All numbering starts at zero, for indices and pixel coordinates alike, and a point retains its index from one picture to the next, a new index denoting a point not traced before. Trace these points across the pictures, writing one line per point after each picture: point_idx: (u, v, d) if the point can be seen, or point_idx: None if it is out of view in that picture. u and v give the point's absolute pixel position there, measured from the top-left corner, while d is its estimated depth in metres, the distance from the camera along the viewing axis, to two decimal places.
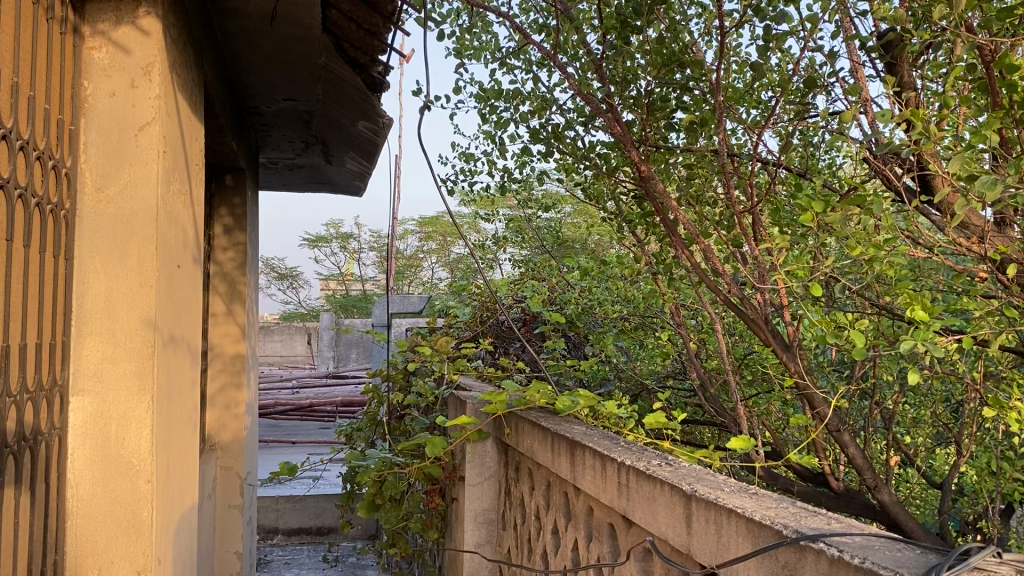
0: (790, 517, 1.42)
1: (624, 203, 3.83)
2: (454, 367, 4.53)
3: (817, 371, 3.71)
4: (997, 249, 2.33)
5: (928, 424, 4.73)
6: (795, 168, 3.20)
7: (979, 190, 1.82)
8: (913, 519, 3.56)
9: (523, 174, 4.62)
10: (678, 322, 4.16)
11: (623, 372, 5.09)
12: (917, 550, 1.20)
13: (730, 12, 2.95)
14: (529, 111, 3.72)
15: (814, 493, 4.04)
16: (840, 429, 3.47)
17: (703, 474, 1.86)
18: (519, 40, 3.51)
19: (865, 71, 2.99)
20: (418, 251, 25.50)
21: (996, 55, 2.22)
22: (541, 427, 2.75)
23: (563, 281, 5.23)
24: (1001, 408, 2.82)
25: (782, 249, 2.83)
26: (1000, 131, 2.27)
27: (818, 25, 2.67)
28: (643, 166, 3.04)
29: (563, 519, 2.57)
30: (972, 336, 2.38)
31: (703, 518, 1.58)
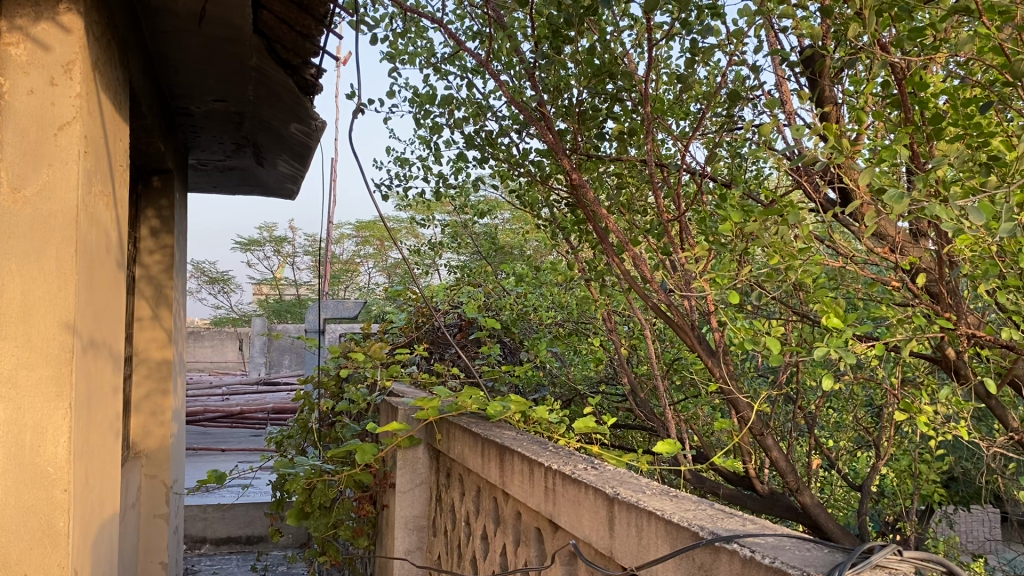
0: (707, 518, 1.46)
1: (558, 210, 3.86)
2: (387, 373, 4.51)
3: (743, 378, 3.80)
4: (908, 259, 2.42)
5: (849, 428, 4.88)
6: (721, 179, 3.28)
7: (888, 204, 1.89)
8: (834, 520, 3.67)
9: (459, 180, 4.63)
10: (610, 328, 4.22)
11: (557, 378, 5.13)
12: (826, 550, 1.24)
13: (661, 24, 3.00)
14: (463, 117, 3.73)
15: (740, 496, 4.14)
16: (763, 433, 3.56)
17: (626, 478, 1.90)
18: (453, 47, 3.52)
19: (789, 85, 3.08)
20: (355, 256, 25.34)
21: (909, 73, 2.31)
22: (472, 433, 2.75)
23: (498, 288, 5.24)
24: (913, 413, 2.92)
25: (708, 258, 2.89)
26: (912, 146, 2.36)
27: (744, 39, 2.74)
28: (575, 174, 3.08)
29: (493, 524, 2.57)
30: (886, 343, 2.47)
31: (625, 521, 1.61)
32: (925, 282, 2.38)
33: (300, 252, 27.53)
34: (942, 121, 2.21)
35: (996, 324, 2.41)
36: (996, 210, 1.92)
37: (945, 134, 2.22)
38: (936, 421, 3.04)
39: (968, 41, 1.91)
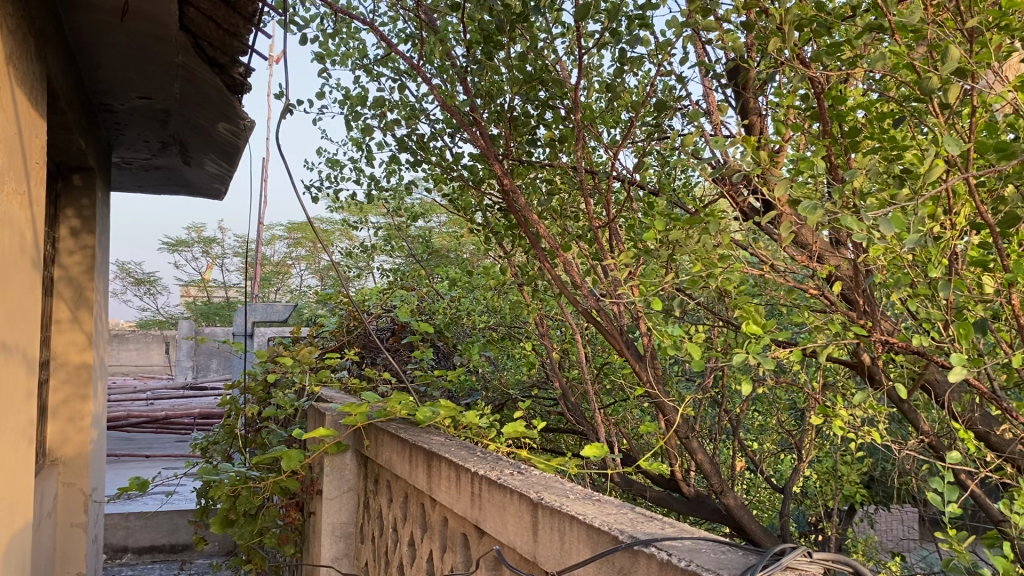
0: (628, 522, 1.47)
1: (491, 215, 3.86)
2: (316, 378, 4.45)
3: (671, 382, 3.86)
4: (826, 267, 2.49)
5: (772, 431, 4.99)
6: (650, 186, 3.33)
7: (805, 215, 1.94)
8: (755, 521, 3.75)
9: (392, 183, 4.60)
10: (542, 333, 4.23)
11: (489, 383, 5.13)
12: (740, 552, 1.27)
13: (592, 32, 3.03)
14: (396, 120, 3.71)
15: (666, 498, 4.19)
16: (689, 436, 3.61)
17: (551, 483, 1.91)
18: (385, 49, 3.49)
19: (715, 95, 3.14)
20: (287, 258, 24.96)
21: (828, 87, 2.38)
22: (399, 439, 2.74)
23: (430, 293, 5.22)
24: (831, 416, 3.00)
25: (635, 265, 2.93)
26: (831, 158, 2.43)
27: (673, 50, 2.79)
28: (506, 179, 3.08)
29: (420, 530, 2.56)
30: (805, 349, 2.53)
31: (549, 526, 1.62)
32: (842, 290, 2.45)
33: (230, 254, 26.98)
34: (857, 135, 2.30)
35: (908, 331, 2.50)
36: (907, 221, 1.99)
37: (860, 148, 2.30)
38: (853, 424, 3.13)
39: (881, 57, 1.98)
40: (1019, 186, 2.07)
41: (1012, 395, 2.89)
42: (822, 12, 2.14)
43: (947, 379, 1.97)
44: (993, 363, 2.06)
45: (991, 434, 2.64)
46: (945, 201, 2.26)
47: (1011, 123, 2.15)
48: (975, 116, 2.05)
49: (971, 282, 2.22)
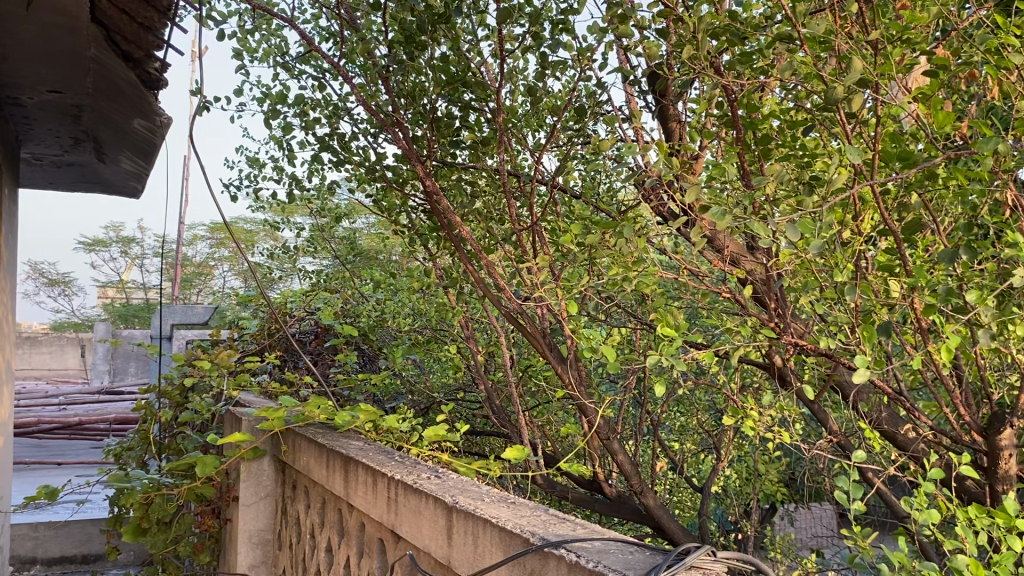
0: (540, 525, 1.48)
1: (415, 217, 3.83)
2: (234, 382, 4.34)
3: (593, 385, 3.88)
4: (741, 270, 2.54)
5: (693, 432, 5.08)
6: (574, 190, 3.35)
7: (717, 220, 1.98)
8: (674, 520, 3.80)
9: (314, 183, 4.52)
10: (467, 336, 4.21)
11: (414, 386, 5.09)
12: (647, 552, 1.29)
13: (515, 36, 3.04)
14: (317, 119, 3.64)
15: (588, 500, 4.22)
16: (610, 437, 3.65)
17: (468, 486, 1.90)
18: (307, 46, 3.43)
19: (637, 101, 3.18)
20: (210, 259, 24.40)
21: (742, 96, 2.43)
22: (317, 443, 2.69)
23: (354, 295, 5.15)
24: (747, 417, 3.07)
25: (555, 267, 2.94)
26: (747, 165, 2.48)
27: (594, 55, 2.81)
28: (429, 182, 3.06)
29: (337, 536, 2.52)
30: (721, 351, 2.58)
31: (462, 530, 1.61)
32: (755, 292, 2.50)
33: (150, 255, 26.22)
34: (770, 143, 2.35)
35: (819, 333, 2.57)
36: (814, 226, 2.05)
37: (772, 156, 2.36)
38: (768, 424, 3.21)
39: (791, 67, 2.03)
40: (919, 194, 2.15)
41: (918, 395, 3.00)
42: (735, 22, 2.18)
43: (853, 380, 2.03)
44: (896, 364, 2.13)
45: (897, 432, 2.73)
46: (853, 208, 2.33)
47: (913, 133, 2.24)
48: (880, 126, 2.13)
49: (876, 286, 2.29)
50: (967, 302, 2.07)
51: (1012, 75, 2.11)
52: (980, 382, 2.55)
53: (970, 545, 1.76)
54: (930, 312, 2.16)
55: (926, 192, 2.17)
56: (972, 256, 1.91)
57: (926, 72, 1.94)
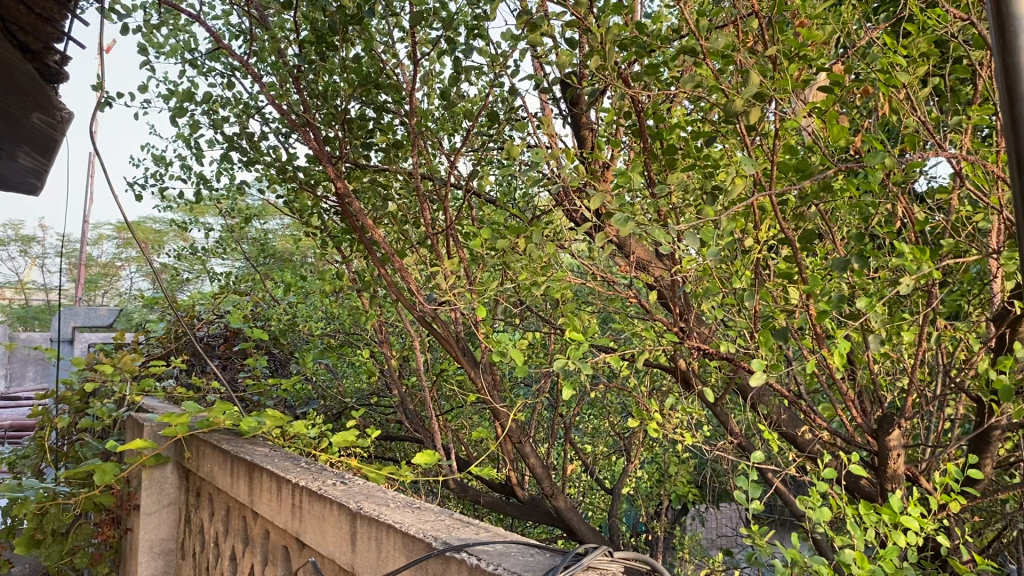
0: (443, 529, 1.48)
1: (327, 219, 3.78)
2: (137, 387, 4.20)
3: (506, 388, 3.90)
4: (648, 277, 2.58)
5: (606, 435, 5.14)
6: (488, 196, 3.35)
7: (621, 226, 2.02)
8: (584, 522, 3.84)
9: (223, 182, 4.42)
10: (381, 340, 4.18)
11: (326, 391, 5.01)
12: (546, 554, 1.31)
13: (428, 40, 3.03)
14: (227, 117, 3.56)
15: (498, 502, 4.16)
16: (522, 441, 3.66)
17: (373, 492, 1.88)
18: (216, 43, 3.36)
19: (552, 109, 3.21)
20: (116, 259, 23.57)
21: (651, 107, 2.48)
22: (222, 450, 2.64)
23: (264, 298, 5.04)
24: (654, 420, 3.13)
25: (467, 272, 2.94)
26: (654, 173, 2.53)
27: (507, 61, 2.83)
28: (341, 184, 3.02)
29: (241, 544, 2.47)
30: (628, 355, 2.62)
31: (366, 535, 1.60)
32: (661, 298, 2.56)
33: (52, 254, 25.15)
34: (676, 153, 2.41)
35: (722, 338, 2.64)
36: (715, 234, 2.10)
37: (678, 165, 2.42)
38: (676, 427, 3.28)
39: (695, 79, 2.09)
40: (815, 204, 2.24)
41: (816, 399, 3.11)
42: (643, 34, 2.24)
43: (750, 383, 2.12)
44: (792, 368, 2.21)
45: (796, 434, 2.83)
46: (755, 218, 2.40)
47: (810, 147, 2.33)
48: (779, 140, 2.20)
49: (775, 292, 2.38)
50: (858, 309, 2.16)
51: (900, 93, 2.22)
52: (872, 385, 2.66)
53: (857, 542, 1.83)
54: (824, 317, 2.23)
55: (821, 202, 2.26)
56: (863, 264, 2.00)
57: (821, 86, 2.02)
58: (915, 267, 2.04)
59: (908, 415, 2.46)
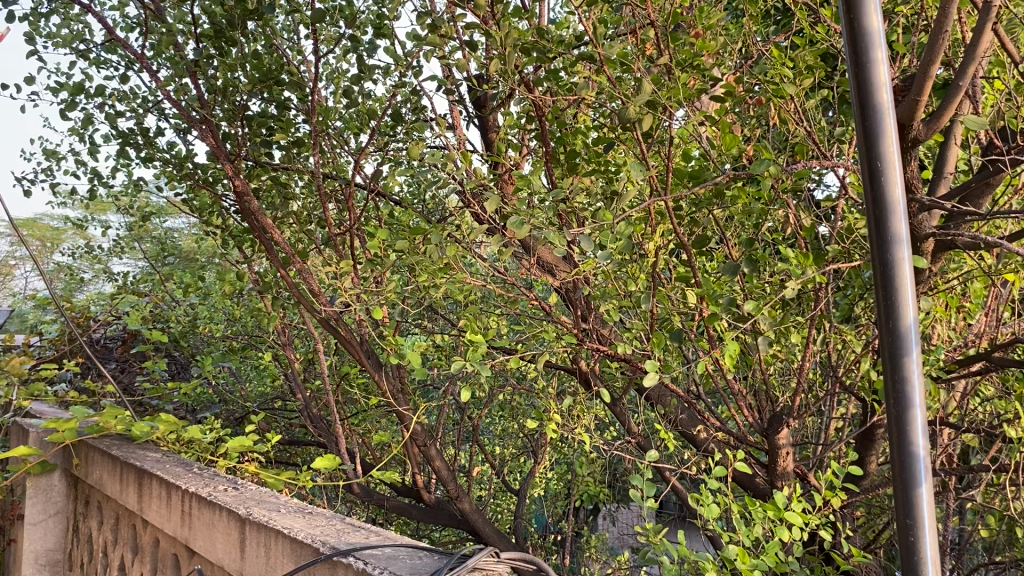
0: (332, 534, 1.47)
1: (227, 219, 3.67)
2: (24, 393, 4.01)
3: (411, 391, 3.86)
4: (548, 279, 2.60)
5: (513, 436, 5.16)
6: (393, 197, 3.31)
7: (516, 228, 2.02)
8: (488, 524, 3.83)
9: (119, 179, 4.25)
10: (283, 343, 4.09)
11: (227, 395, 4.88)
12: (434, 557, 1.32)
13: (331, 37, 2.97)
14: (121, 111, 3.43)
15: (404, 506, 4.09)
16: (427, 444, 3.64)
17: (265, 497, 1.85)
18: (109, 34, 3.23)
19: (458, 108, 3.18)
20: (9, 258, 22.49)
21: (553, 112, 2.49)
22: (111, 456, 2.54)
23: (163, 299, 4.88)
24: (557, 420, 3.16)
25: (368, 273, 2.91)
26: (556, 177, 2.54)
27: (411, 60, 2.79)
28: (239, 183, 2.95)
29: (130, 553, 2.38)
30: (530, 357, 2.63)
31: (255, 541, 1.57)
32: (560, 301, 2.58)
33: None
34: (577, 158, 2.43)
35: (621, 340, 2.69)
36: (611, 238, 2.13)
37: (579, 170, 2.43)
38: (578, 428, 3.31)
39: (595, 85, 2.11)
40: (710, 210, 2.30)
41: (713, 400, 3.19)
42: (543, 39, 2.24)
43: (644, 384, 2.17)
44: (685, 369, 2.26)
45: (692, 434, 2.90)
46: (652, 223, 2.44)
47: (706, 154, 2.38)
48: (675, 147, 2.24)
49: (671, 295, 2.43)
50: (747, 312, 2.22)
51: (788, 104, 2.30)
52: (764, 387, 2.74)
53: (744, 538, 1.89)
54: (716, 320, 2.29)
55: (715, 208, 2.33)
56: (752, 269, 2.07)
57: (714, 96, 2.07)
58: (800, 272, 2.12)
59: (796, 415, 2.55)
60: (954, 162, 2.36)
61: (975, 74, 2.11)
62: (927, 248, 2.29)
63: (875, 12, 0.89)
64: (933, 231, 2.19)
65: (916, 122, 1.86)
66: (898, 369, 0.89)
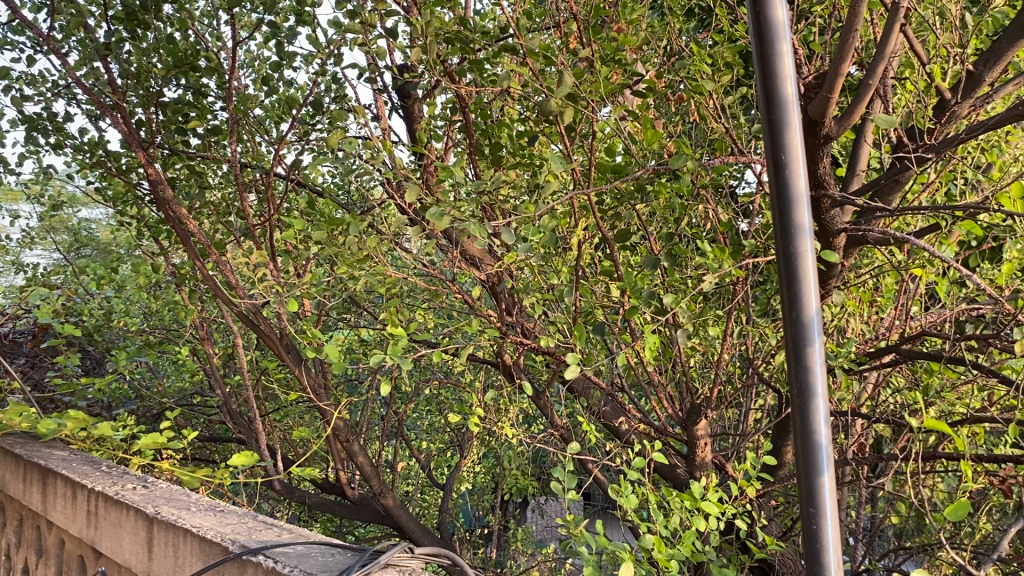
0: (244, 532, 1.44)
1: (142, 209, 3.55)
2: None
3: (334, 385, 3.79)
4: (472, 273, 2.58)
5: (440, 431, 5.12)
6: (316, 187, 3.24)
7: (436, 219, 1.99)
8: (412, 519, 3.79)
9: (28, 166, 4.07)
10: (201, 337, 3.97)
11: (144, 391, 4.72)
12: (347, 554, 1.31)
13: (251, 23, 2.88)
14: (29, 95, 3.28)
15: (326, 502, 4.02)
16: (349, 439, 3.58)
17: (175, 495, 1.79)
18: (16, 14, 3.08)
19: (383, 98, 3.13)
20: None
21: (477, 104, 2.47)
22: (14, 454, 2.43)
23: (75, 292, 4.70)
24: (482, 414, 3.14)
25: (288, 264, 2.85)
26: (481, 169, 2.52)
27: (333, 49, 2.73)
28: (153, 171, 2.85)
29: (33, 556, 2.28)
30: (453, 350, 2.60)
31: (163, 541, 1.53)
32: (483, 294, 2.56)
33: None
34: (500, 151, 2.41)
35: (545, 334, 2.69)
36: (531, 231, 2.12)
37: (503, 163, 2.43)
38: (502, 422, 3.30)
39: (518, 76, 2.09)
40: (631, 204, 2.32)
41: (635, 392, 3.22)
42: (466, 29, 2.22)
43: (566, 376, 2.17)
44: (605, 361, 2.27)
45: (615, 426, 2.92)
46: (575, 217, 2.44)
47: (628, 149, 2.39)
48: (596, 141, 2.24)
49: (593, 289, 2.44)
50: (667, 306, 2.24)
51: (707, 101, 2.33)
52: (684, 380, 2.78)
53: (661, 527, 1.90)
54: (636, 312, 2.31)
55: (636, 202, 2.34)
56: (670, 262, 2.09)
57: (635, 91, 2.08)
58: (717, 266, 2.15)
59: (714, 407, 2.60)
60: (866, 160, 2.43)
61: (885, 74, 2.18)
62: (838, 243, 2.34)
63: (786, 38, 0.98)
64: (844, 227, 2.24)
65: (828, 119, 1.89)
66: (801, 360, 1.00)
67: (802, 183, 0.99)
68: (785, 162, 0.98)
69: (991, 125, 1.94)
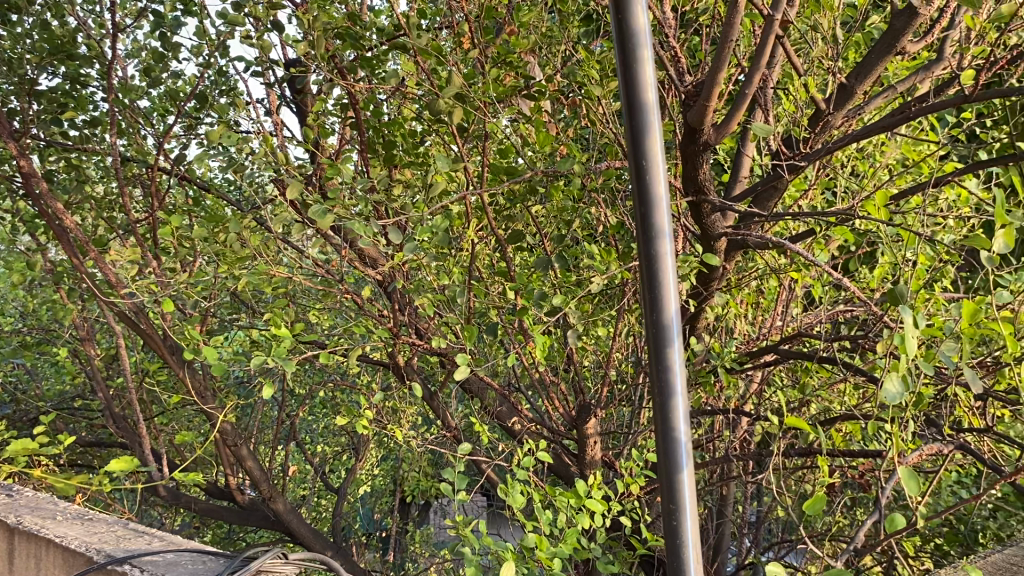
0: (113, 540, 1.49)
1: (16, 202, 3.36)
2: None
3: (222, 387, 3.68)
4: (363, 271, 2.54)
5: (335, 433, 5.03)
6: (204, 183, 3.14)
7: (321, 216, 1.95)
8: (302, 524, 3.71)
9: None
10: (81, 338, 3.79)
11: (20, 395, 4.48)
12: (215, 562, 1.41)
13: (134, 10, 2.77)
14: None
15: (213, 507, 3.90)
16: (237, 442, 3.48)
17: (44, 502, 1.79)
18: None
19: (275, 92, 3.06)
20: None
21: (369, 101, 2.44)
22: None
23: None
24: (374, 416, 3.10)
25: (172, 262, 2.75)
26: (372, 168, 2.49)
27: (221, 40, 2.65)
28: (26, 163, 2.70)
29: None
30: (343, 350, 2.56)
31: (24, 552, 1.56)
32: (373, 293, 2.52)
33: None
34: (393, 150, 2.39)
35: (437, 334, 2.67)
36: (420, 230, 2.11)
37: (396, 161, 2.41)
38: (395, 424, 3.26)
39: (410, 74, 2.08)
40: (523, 206, 2.34)
41: (529, 393, 3.24)
42: (357, 25, 2.19)
43: (455, 377, 2.16)
44: (494, 360, 2.27)
45: (508, 426, 2.93)
46: (468, 217, 2.44)
47: (519, 150, 2.40)
48: (488, 141, 2.24)
49: (485, 289, 2.44)
50: (556, 306, 2.26)
51: (597, 105, 2.37)
52: (575, 380, 2.82)
53: (546, 526, 1.91)
54: (527, 312, 2.32)
55: (528, 203, 2.36)
56: (561, 263, 2.14)
57: (526, 93, 2.10)
58: (605, 268, 2.19)
59: (603, 405, 2.64)
60: (748, 166, 2.53)
61: (765, 83, 2.26)
62: (721, 246, 2.42)
63: (648, 44, 1.00)
64: (725, 231, 2.32)
65: (706, 127, 1.95)
66: (663, 359, 1.05)
67: (662, 190, 1.02)
68: (647, 169, 1.02)
69: (859, 135, 2.04)
